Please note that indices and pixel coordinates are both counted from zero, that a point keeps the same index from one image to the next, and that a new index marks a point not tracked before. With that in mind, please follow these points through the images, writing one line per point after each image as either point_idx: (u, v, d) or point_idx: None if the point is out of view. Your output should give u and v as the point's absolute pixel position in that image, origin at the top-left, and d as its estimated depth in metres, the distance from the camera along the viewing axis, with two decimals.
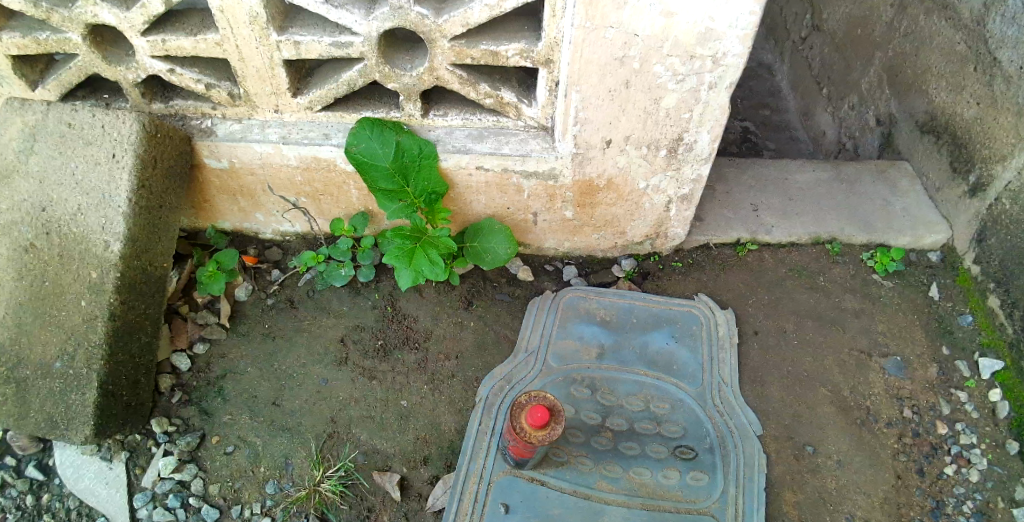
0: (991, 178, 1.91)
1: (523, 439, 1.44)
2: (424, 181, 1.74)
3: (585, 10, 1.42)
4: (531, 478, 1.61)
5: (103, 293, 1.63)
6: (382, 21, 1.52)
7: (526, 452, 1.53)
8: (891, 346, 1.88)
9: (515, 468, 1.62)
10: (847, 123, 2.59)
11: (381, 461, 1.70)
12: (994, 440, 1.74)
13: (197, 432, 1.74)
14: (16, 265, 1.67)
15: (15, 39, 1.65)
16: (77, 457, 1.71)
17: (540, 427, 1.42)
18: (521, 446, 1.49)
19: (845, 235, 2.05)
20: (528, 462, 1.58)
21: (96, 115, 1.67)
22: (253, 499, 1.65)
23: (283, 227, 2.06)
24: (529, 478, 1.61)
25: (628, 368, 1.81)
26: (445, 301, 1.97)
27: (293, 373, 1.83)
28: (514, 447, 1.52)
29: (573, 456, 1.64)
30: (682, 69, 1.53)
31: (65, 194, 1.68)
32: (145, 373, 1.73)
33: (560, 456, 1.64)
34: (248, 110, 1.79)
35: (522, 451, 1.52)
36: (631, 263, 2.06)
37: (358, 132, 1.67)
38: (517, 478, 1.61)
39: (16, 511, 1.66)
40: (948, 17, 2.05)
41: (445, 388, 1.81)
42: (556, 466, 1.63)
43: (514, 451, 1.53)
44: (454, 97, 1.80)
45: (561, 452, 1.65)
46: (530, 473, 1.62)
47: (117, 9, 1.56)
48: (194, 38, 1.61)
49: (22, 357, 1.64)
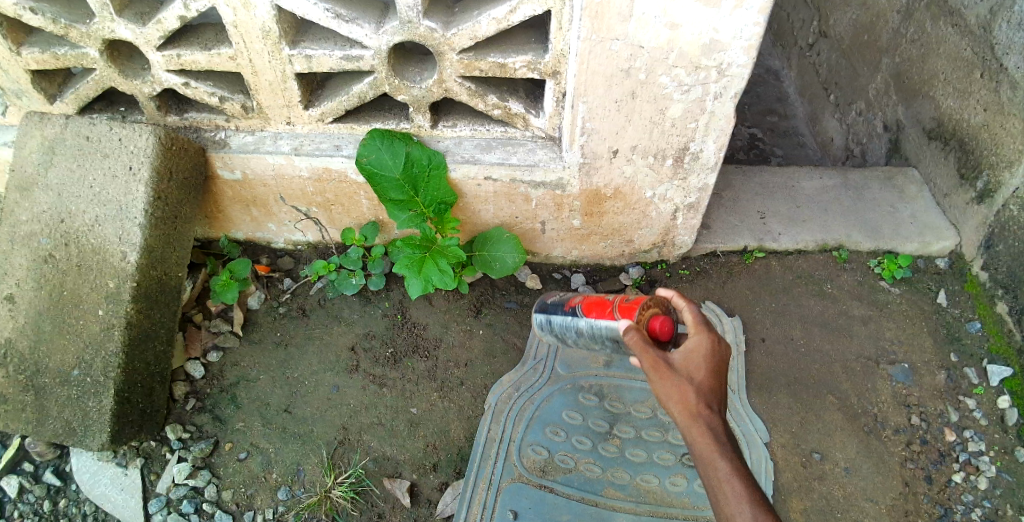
0: (998, 185, 1.91)
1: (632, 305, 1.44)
2: (433, 192, 1.76)
3: (591, 22, 1.44)
4: (550, 335, 1.82)
5: (120, 302, 1.67)
6: (391, 35, 1.55)
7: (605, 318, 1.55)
8: (899, 354, 1.89)
9: (546, 315, 1.79)
10: (854, 129, 2.60)
11: (392, 468, 1.72)
12: (1003, 447, 1.74)
13: (211, 438, 1.77)
14: (35, 275, 1.71)
15: (35, 54, 1.70)
16: (93, 463, 1.74)
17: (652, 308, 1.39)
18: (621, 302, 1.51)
19: (852, 242, 2.06)
20: (575, 323, 1.67)
21: (112, 128, 1.71)
22: (265, 505, 1.67)
23: (294, 236, 2.09)
24: (550, 333, 1.81)
25: (637, 374, 1.81)
26: (454, 309, 1.99)
27: (304, 381, 1.86)
28: (595, 300, 1.64)
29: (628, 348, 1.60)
30: (687, 80, 1.55)
31: (83, 206, 1.71)
32: (160, 381, 1.76)
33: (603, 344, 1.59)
34: (260, 122, 1.82)
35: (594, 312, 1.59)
36: (638, 271, 2.08)
37: (368, 143, 1.69)
38: (546, 322, 1.80)
39: (35, 516, 1.69)
40: (954, 24, 2.06)
41: (454, 395, 1.83)
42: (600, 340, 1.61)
43: (583, 305, 1.66)
44: (462, 108, 1.83)
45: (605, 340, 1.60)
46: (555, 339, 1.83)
47: (134, 25, 1.60)
48: (208, 52, 1.64)
49: (41, 365, 1.68)
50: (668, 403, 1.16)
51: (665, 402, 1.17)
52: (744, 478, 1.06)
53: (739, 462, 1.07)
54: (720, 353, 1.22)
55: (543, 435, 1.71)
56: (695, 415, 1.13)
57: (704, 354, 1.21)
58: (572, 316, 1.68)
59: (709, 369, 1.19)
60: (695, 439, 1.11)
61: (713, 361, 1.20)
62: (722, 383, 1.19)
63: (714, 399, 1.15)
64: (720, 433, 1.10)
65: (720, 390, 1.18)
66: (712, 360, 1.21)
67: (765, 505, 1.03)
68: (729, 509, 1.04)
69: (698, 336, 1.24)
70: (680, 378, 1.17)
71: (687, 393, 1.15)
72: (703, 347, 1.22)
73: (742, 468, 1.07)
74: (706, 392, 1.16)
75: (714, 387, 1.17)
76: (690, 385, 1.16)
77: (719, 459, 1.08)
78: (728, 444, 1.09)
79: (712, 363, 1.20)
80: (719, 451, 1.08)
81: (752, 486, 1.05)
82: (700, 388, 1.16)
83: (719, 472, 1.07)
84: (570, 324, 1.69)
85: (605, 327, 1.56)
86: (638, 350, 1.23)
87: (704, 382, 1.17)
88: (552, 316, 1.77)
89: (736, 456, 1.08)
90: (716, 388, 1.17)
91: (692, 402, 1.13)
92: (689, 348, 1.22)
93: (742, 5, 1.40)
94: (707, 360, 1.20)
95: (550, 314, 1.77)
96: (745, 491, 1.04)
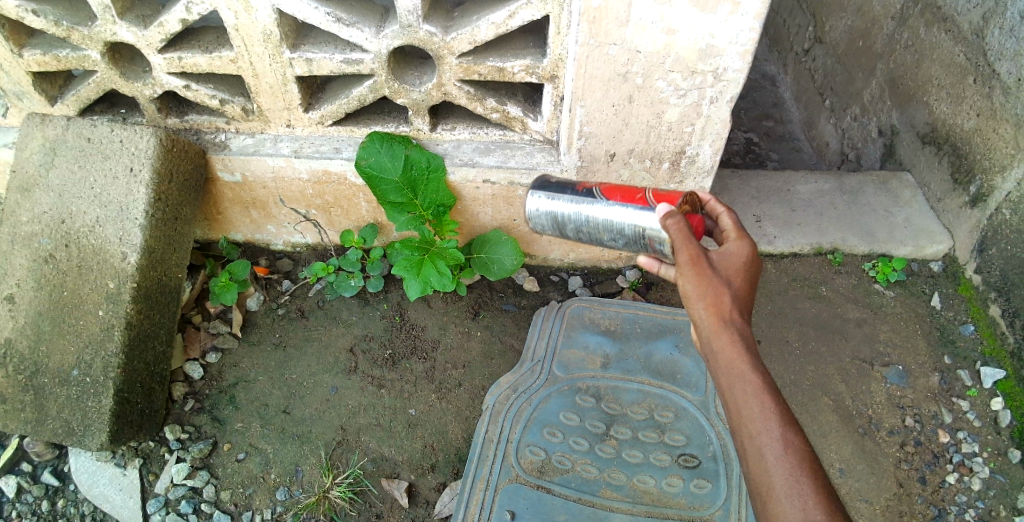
0: (991, 189, 1.93)
1: (666, 194, 1.39)
2: (432, 194, 1.78)
3: (589, 27, 1.46)
4: (543, 220, 1.59)
5: (120, 302, 1.67)
6: (391, 39, 1.57)
7: (631, 203, 1.42)
8: (893, 356, 1.91)
9: (545, 195, 1.57)
10: (849, 134, 2.62)
11: (390, 468, 1.72)
12: (996, 449, 1.75)
13: (209, 439, 1.77)
14: (36, 276, 1.72)
15: (37, 56, 1.71)
16: (91, 463, 1.75)
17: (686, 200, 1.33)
18: (652, 190, 1.42)
19: (847, 246, 2.08)
20: (588, 206, 1.49)
21: (114, 129, 1.72)
22: (263, 505, 1.68)
23: (293, 238, 2.10)
24: (543, 218, 1.59)
25: (633, 377, 1.84)
26: (452, 311, 2.00)
27: (303, 382, 1.87)
28: (622, 187, 1.48)
29: (648, 244, 1.41)
30: (683, 84, 1.57)
31: (84, 207, 1.73)
32: (159, 381, 1.77)
33: (614, 233, 1.46)
34: (261, 124, 1.84)
35: (616, 197, 1.45)
36: (635, 273, 2.09)
37: (367, 145, 1.71)
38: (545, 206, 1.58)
39: (33, 516, 1.69)
40: (948, 30, 2.08)
41: (452, 396, 1.84)
42: (612, 230, 1.46)
43: (604, 190, 1.49)
44: (461, 112, 1.85)
45: (625, 231, 1.43)
46: (551, 228, 1.60)
47: (135, 28, 1.61)
48: (209, 55, 1.66)
49: (41, 365, 1.68)
50: (701, 302, 1.13)
51: (696, 299, 1.14)
52: (773, 395, 1.07)
53: (770, 379, 1.08)
54: (758, 266, 1.19)
55: (540, 436, 1.72)
56: (729, 324, 1.12)
57: (743, 260, 1.18)
58: (586, 198, 1.50)
59: (745, 276, 1.17)
60: (726, 347, 1.11)
61: (751, 269, 1.18)
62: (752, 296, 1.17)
63: (745, 307, 1.15)
64: (751, 345, 1.11)
65: (750, 302, 1.16)
66: (751, 271, 1.18)
67: (792, 423, 1.05)
68: (754, 422, 1.06)
69: (737, 242, 1.21)
70: (719, 281, 1.14)
71: (723, 299, 1.13)
72: (746, 257, 1.18)
73: (772, 385, 1.08)
74: (740, 300, 1.14)
75: (747, 299, 1.16)
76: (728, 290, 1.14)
77: (751, 375, 1.08)
78: (757, 358, 1.10)
79: (749, 270, 1.17)
80: (751, 366, 1.09)
81: (776, 399, 1.07)
82: (735, 294, 1.14)
83: (747, 387, 1.08)
84: (582, 208, 1.50)
85: (625, 211, 1.42)
86: (682, 240, 1.17)
87: (739, 291, 1.15)
88: (555, 200, 1.55)
89: (767, 374, 1.09)
90: (747, 301, 1.16)
91: (727, 309, 1.12)
92: (729, 252, 1.19)
93: (737, 11, 1.42)
94: (745, 267, 1.17)
95: (553, 196, 1.56)
96: (774, 408, 1.06)
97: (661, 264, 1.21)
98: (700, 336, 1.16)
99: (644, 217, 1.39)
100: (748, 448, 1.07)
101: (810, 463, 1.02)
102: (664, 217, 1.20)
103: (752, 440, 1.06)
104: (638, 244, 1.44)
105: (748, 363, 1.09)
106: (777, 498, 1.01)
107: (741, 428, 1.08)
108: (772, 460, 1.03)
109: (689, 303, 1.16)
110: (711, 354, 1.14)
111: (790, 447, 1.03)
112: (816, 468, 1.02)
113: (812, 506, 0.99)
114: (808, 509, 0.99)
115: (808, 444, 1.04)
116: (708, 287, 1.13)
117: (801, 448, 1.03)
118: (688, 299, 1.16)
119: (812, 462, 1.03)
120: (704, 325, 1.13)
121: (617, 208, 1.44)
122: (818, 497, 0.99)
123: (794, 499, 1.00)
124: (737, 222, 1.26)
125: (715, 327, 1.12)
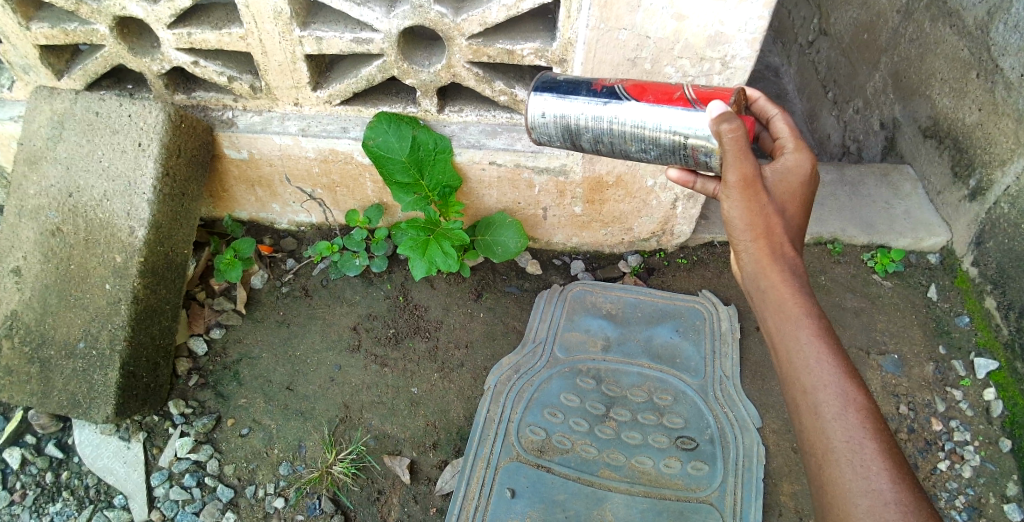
0: (991, 182, 1.95)
1: (711, 92, 1.25)
2: (439, 175, 1.79)
3: (600, 11, 1.47)
4: (551, 127, 1.38)
5: (127, 276, 1.69)
6: (402, 19, 1.58)
7: (670, 104, 1.25)
8: (889, 345, 1.94)
9: (557, 96, 1.35)
10: (852, 127, 2.64)
11: (392, 446, 1.74)
12: (988, 437, 1.78)
13: (213, 414, 1.79)
14: (43, 249, 1.73)
15: (44, 29, 1.71)
16: (96, 436, 1.76)
17: (735, 101, 1.22)
18: (692, 90, 1.27)
19: (847, 236, 2.12)
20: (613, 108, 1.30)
21: (122, 104, 1.73)
22: (267, 479, 1.69)
23: (298, 217, 2.11)
24: (552, 125, 1.37)
25: (633, 360, 1.86)
26: (456, 293, 2.02)
27: (307, 359, 1.89)
28: (652, 87, 1.31)
29: (690, 154, 1.26)
30: (692, 71, 1.59)
31: (91, 181, 1.74)
32: (164, 356, 1.78)
33: (645, 142, 1.29)
34: (268, 102, 1.84)
35: (648, 98, 1.28)
36: (637, 259, 2.11)
37: (376, 126, 1.73)
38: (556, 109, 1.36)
39: (36, 488, 1.70)
40: (953, 25, 2.09)
41: (455, 376, 1.86)
42: (642, 138, 1.29)
43: (631, 89, 1.31)
44: (469, 94, 1.86)
45: (660, 139, 1.27)
46: (563, 137, 1.39)
47: (145, 2, 1.61)
48: (218, 31, 1.66)
49: (48, 337, 1.70)
50: (750, 233, 1.12)
51: (745, 228, 1.12)
52: (829, 342, 1.06)
53: (826, 323, 1.07)
54: (812, 188, 1.17)
55: (541, 416, 1.75)
56: (779, 258, 1.11)
57: (795, 185, 1.15)
58: (610, 98, 1.31)
59: (793, 205, 1.15)
60: (778, 286, 1.10)
61: (806, 190, 1.16)
62: (802, 218, 1.17)
63: (794, 241, 1.14)
64: (801, 284, 1.10)
65: (800, 227, 1.16)
66: (803, 197, 1.15)
67: (852, 375, 1.04)
68: (810, 373, 1.05)
69: (791, 159, 1.17)
70: (771, 213, 1.11)
71: (777, 229, 1.11)
72: (801, 181, 1.15)
73: (827, 331, 1.07)
74: (790, 231, 1.13)
75: (796, 227, 1.15)
76: (778, 218, 1.11)
77: (806, 320, 1.07)
78: (811, 300, 1.09)
79: (799, 196, 1.15)
80: (804, 309, 1.08)
81: (835, 348, 1.06)
82: (784, 224, 1.12)
83: (803, 332, 1.07)
84: (604, 110, 1.31)
85: (656, 113, 1.26)
86: (736, 155, 1.08)
87: (790, 219, 1.14)
88: (569, 102, 1.34)
89: (821, 319, 1.08)
90: (798, 226, 1.15)
91: (779, 241, 1.11)
92: (782, 173, 1.16)
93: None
94: (795, 193, 1.15)
95: (566, 96, 1.35)
96: (831, 358, 1.05)
97: (694, 179, 1.26)
98: (744, 268, 1.15)
99: (687, 118, 1.23)
100: (801, 401, 1.06)
101: (872, 420, 1.01)
102: (717, 122, 1.09)
103: (809, 394, 1.04)
104: (675, 155, 1.28)
105: (800, 306, 1.08)
106: (835, 461, 1.00)
107: (794, 379, 1.06)
108: (829, 416, 1.02)
109: (736, 233, 1.13)
110: (759, 291, 1.13)
111: (849, 401, 1.02)
112: (879, 426, 1.01)
113: (874, 470, 0.98)
114: (871, 474, 0.98)
115: (868, 397, 1.03)
116: (761, 215, 1.11)
117: (862, 403, 1.02)
118: (735, 226, 1.14)
119: (874, 419, 1.01)
120: (752, 258, 1.13)
121: (651, 109, 1.26)
122: (881, 459, 0.98)
123: (857, 463, 0.99)
124: (793, 132, 1.22)
125: (764, 262, 1.12)
